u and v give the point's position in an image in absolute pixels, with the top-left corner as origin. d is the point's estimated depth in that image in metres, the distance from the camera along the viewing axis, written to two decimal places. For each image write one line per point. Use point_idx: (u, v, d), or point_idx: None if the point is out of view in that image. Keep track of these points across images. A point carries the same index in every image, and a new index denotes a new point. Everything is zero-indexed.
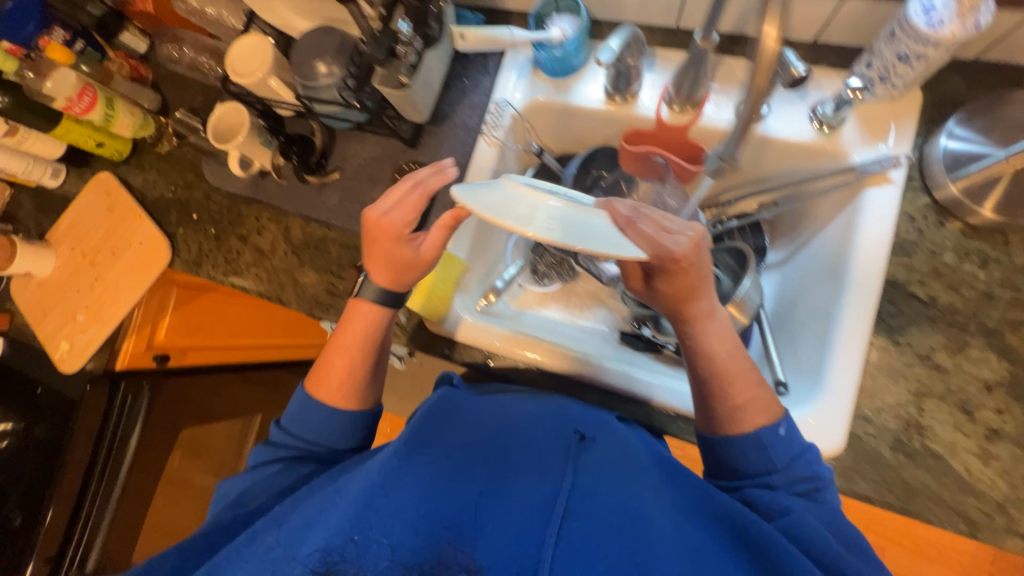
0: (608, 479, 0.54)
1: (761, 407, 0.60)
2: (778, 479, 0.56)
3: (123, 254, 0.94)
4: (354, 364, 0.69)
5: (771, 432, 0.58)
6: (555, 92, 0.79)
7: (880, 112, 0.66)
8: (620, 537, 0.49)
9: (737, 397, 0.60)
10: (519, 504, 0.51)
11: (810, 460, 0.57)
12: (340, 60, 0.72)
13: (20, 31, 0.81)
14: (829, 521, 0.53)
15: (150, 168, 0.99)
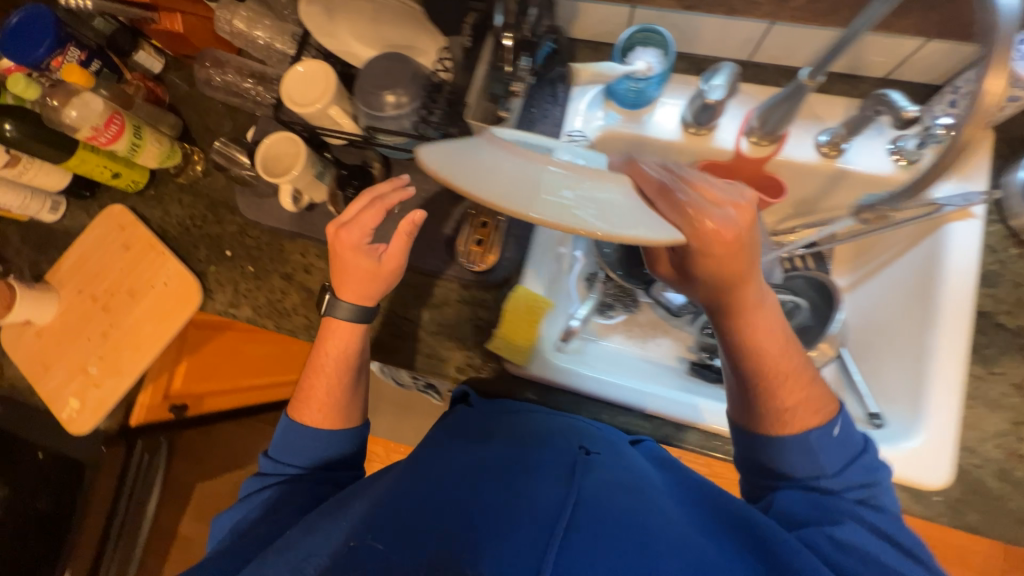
0: (631, 492, 0.51)
1: (812, 405, 0.56)
2: (828, 485, 0.54)
3: (142, 296, 0.84)
4: (332, 384, 0.68)
5: (821, 434, 0.55)
6: (628, 123, 0.78)
7: (958, 148, 0.68)
8: (623, 534, 0.46)
9: (788, 400, 0.56)
10: (529, 518, 0.47)
11: (868, 461, 0.55)
12: (414, 90, 0.67)
13: (31, 52, 0.73)
14: (870, 529, 0.51)
15: (172, 200, 0.90)
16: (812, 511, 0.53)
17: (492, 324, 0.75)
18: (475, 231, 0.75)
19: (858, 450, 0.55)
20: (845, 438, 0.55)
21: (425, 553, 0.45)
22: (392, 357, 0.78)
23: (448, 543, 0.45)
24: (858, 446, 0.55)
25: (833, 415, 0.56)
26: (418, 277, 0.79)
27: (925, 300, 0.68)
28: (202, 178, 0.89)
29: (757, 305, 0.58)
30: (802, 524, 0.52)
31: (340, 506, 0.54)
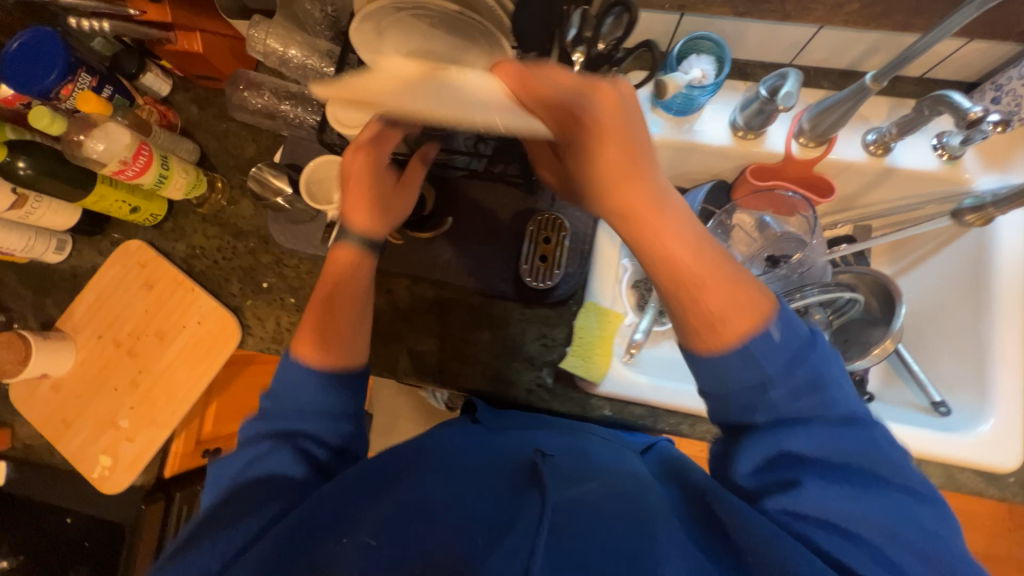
0: (603, 485, 0.48)
1: (738, 307, 0.44)
2: (775, 396, 0.43)
3: (173, 338, 0.79)
4: (347, 320, 0.56)
5: (763, 342, 0.43)
6: (678, 129, 0.76)
7: (998, 143, 0.72)
8: (627, 531, 0.42)
9: (715, 309, 0.44)
10: (495, 501, 0.45)
11: (814, 361, 0.43)
12: None
13: (39, 82, 0.66)
14: (835, 449, 0.42)
15: (195, 232, 0.83)
16: (763, 476, 0.44)
17: (558, 342, 0.74)
18: (538, 248, 0.74)
19: (800, 343, 0.44)
20: (787, 340, 0.43)
21: (422, 553, 0.40)
22: (456, 383, 0.75)
23: (428, 539, 0.41)
24: (799, 337, 0.44)
25: (766, 316, 0.44)
26: (475, 298, 0.77)
27: (978, 289, 0.70)
28: (226, 207, 0.84)
29: (653, 204, 0.44)
30: (795, 465, 0.43)
31: (365, 499, 0.45)
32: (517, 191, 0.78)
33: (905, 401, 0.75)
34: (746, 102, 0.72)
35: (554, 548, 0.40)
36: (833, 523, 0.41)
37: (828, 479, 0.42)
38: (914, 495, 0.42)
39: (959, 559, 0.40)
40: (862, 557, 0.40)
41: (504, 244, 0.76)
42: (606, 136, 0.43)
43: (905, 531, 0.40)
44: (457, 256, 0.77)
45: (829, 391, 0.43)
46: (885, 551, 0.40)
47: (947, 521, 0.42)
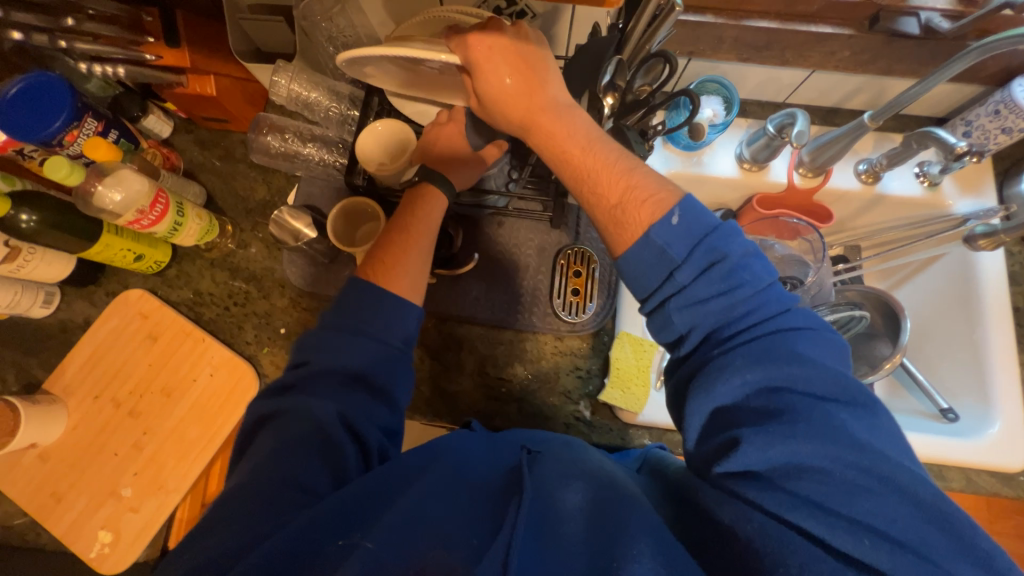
0: (579, 477, 0.46)
1: (637, 196, 0.50)
2: (682, 280, 0.47)
3: (181, 393, 0.73)
4: (421, 250, 0.60)
5: (663, 229, 0.48)
6: (688, 163, 0.81)
7: (970, 171, 0.80)
8: (603, 537, 0.40)
9: (611, 196, 0.52)
10: (476, 503, 0.43)
11: (714, 239, 0.47)
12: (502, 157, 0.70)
13: (44, 128, 0.62)
14: (759, 354, 0.44)
15: (202, 277, 0.79)
16: (712, 442, 0.44)
17: (593, 373, 0.75)
18: (569, 281, 0.76)
19: (704, 231, 0.48)
20: (685, 224, 0.47)
21: (419, 554, 0.37)
22: (494, 423, 0.73)
23: (422, 542, 0.38)
24: (704, 224, 0.48)
25: (668, 204, 0.49)
26: (506, 334, 0.76)
27: (968, 300, 0.77)
28: (236, 252, 0.80)
29: (541, 108, 0.54)
30: (734, 425, 0.42)
31: (374, 512, 0.41)
32: (542, 225, 0.79)
33: (914, 408, 0.80)
34: (752, 137, 0.78)
35: (535, 557, 0.38)
36: (765, 473, 0.40)
37: (764, 429, 0.40)
38: (849, 403, 0.41)
39: (898, 466, 0.38)
40: (802, 504, 0.38)
41: (532, 278, 0.77)
42: (497, 55, 0.52)
43: (843, 443, 0.39)
44: (485, 292, 0.77)
45: (742, 278, 0.46)
46: (826, 473, 0.38)
47: (890, 432, 0.41)
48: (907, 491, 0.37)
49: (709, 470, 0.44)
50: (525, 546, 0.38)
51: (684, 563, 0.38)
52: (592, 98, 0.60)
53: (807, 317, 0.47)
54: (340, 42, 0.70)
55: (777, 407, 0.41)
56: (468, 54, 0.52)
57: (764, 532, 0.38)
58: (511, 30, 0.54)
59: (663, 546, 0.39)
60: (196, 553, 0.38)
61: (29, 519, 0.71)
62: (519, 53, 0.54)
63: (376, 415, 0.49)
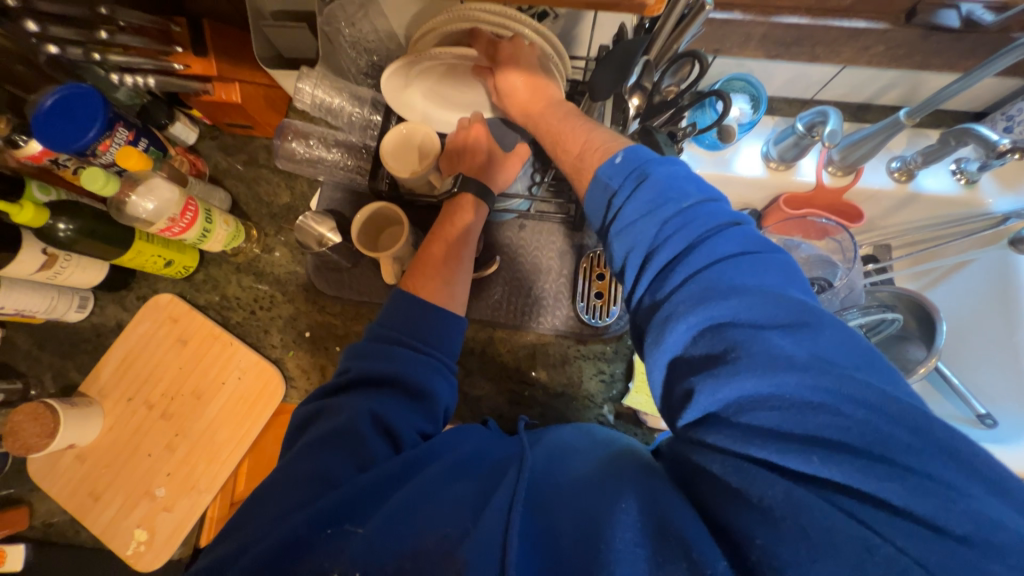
0: (591, 456, 0.46)
1: (594, 145, 0.52)
2: (620, 206, 0.47)
3: (212, 396, 0.75)
4: (450, 258, 0.62)
5: (607, 167, 0.48)
6: (713, 163, 0.79)
7: (1012, 168, 0.76)
8: (596, 503, 0.39)
9: (572, 153, 0.54)
10: (472, 484, 0.42)
11: (644, 167, 0.46)
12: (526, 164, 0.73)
13: (78, 138, 0.64)
14: (695, 283, 0.40)
15: (228, 281, 0.81)
16: (672, 394, 0.40)
17: (617, 376, 0.74)
18: (593, 284, 0.76)
19: (640, 162, 0.47)
20: (627, 162, 0.47)
21: (414, 535, 0.37)
22: (518, 426, 0.73)
23: (425, 524, 0.38)
24: (642, 158, 0.47)
25: (614, 150, 0.49)
26: (529, 337, 0.76)
27: (1007, 303, 0.75)
28: (262, 257, 0.82)
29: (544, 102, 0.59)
30: (688, 372, 0.39)
31: (382, 500, 0.41)
32: (563, 228, 0.79)
33: (950, 414, 0.78)
34: (780, 135, 0.76)
35: (535, 525, 0.39)
36: (718, 412, 0.36)
37: (711, 371, 0.37)
38: (794, 325, 0.37)
39: (851, 376, 0.34)
40: (756, 435, 0.34)
41: (555, 281, 0.77)
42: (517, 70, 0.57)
43: (793, 368, 0.34)
44: (507, 293, 0.76)
45: (676, 211, 0.44)
46: (776, 399, 0.34)
47: (847, 341, 0.36)
48: (867, 401, 0.33)
49: (675, 424, 0.41)
50: (526, 523, 0.38)
51: (675, 513, 0.36)
52: (617, 101, 0.59)
53: (748, 237, 0.43)
54: (362, 46, 0.71)
55: (719, 345, 0.37)
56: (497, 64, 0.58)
57: (728, 473, 0.35)
58: (525, 45, 0.57)
59: (651, 504, 0.37)
60: (226, 552, 0.39)
61: (69, 517, 0.74)
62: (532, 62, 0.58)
63: (413, 420, 0.49)
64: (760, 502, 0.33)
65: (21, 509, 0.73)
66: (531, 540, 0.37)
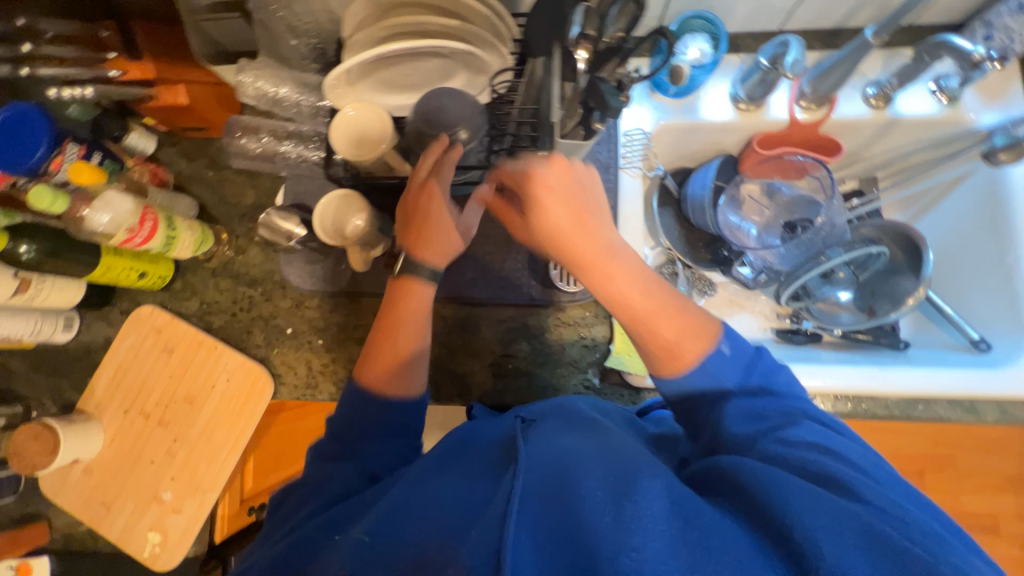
0: (593, 444, 0.45)
1: (690, 337, 0.51)
2: (734, 391, 0.49)
3: (203, 402, 0.76)
4: (407, 340, 0.59)
5: (717, 357, 0.50)
6: (679, 112, 0.77)
7: (995, 80, 0.72)
8: (602, 488, 0.39)
9: (662, 328, 0.51)
10: (484, 485, 0.44)
11: (761, 366, 0.51)
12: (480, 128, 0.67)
13: (27, 156, 0.63)
14: (770, 402, 0.48)
15: (207, 287, 0.81)
16: (756, 425, 0.46)
17: (599, 340, 0.73)
18: None
19: (750, 356, 0.51)
20: (736, 352, 0.50)
21: (413, 543, 0.39)
22: (506, 398, 0.74)
23: (422, 528, 0.40)
24: (749, 350, 0.52)
25: (714, 335, 0.51)
26: (507, 311, 0.76)
27: (998, 224, 0.72)
28: (235, 258, 0.82)
29: (607, 250, 0.54)
30: (793, 420, 0.45)
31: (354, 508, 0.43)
32: None
33: (943, 343, 0.77)
34: (746, 73, 0.73)
35: (541, 508, 0.39)
36: (810, 457, 0.41)
37: (825, 433, 0.43)
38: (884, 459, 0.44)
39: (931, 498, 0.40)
40: (844, 464, 0.40)
41: (525, 252, 0.75)
42: (573, 189, 0.55)
43: (837, 445, 0.42)
44: (482, 270, 0.75)
45: (771, 395, 0.49)
46: (870, 472, 0.40)
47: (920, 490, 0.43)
48: (890, 474, 0.41)
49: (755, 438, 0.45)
50: (524, 505, 0.39)
51: (701, 510, 0.37)
52: (562, 54, 0.57)
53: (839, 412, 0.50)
54: (297, 28, 0.68)
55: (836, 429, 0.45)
56: (553, 194, 0.55)
57: (797, 487, 0.37)
58: (573, 167, 0.56)
59: (677, 506, 0.37)
60: None
61: (85, 527, 0.77)
62: (583, 186, 0.56)
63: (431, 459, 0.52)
64: (823, 521, 0.34)
65: (40, 523, 0.77)
66: (534, 530, 0.37)
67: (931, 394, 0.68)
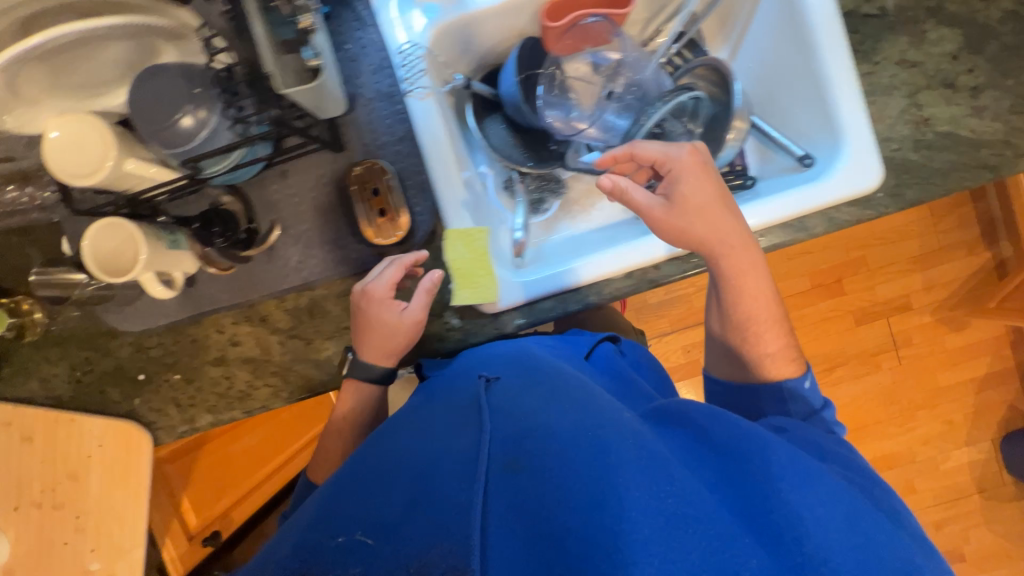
0: (555, 405, 0.50)
1: (788, 355, 0.66)
2: (795, 410, 0.63)
3: (86, 475, 0.74)
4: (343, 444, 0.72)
5: (799, 382, 0.64)
6: (451, 7, 0.68)
7: None
8: (581, 461, 0.42)
9: (765, 345, 0.66)
10: (456, 463, 0.46)
11: (824, 416, 0.63)
12: (202, 101, 0.56)
13: None
14: (784, 420, 0.59)
15: (37, 363, 0.74)
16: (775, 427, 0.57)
17: (445, 281, 0.71)
18: (371, 204, 0.68)
19: (812, 404, 0.63)
20: (812, 391, 0.64)
21: (413, 545, 0.39)
22: (377, 363, 0.73)
23: (412, 520, 0.42)
24: (816, 398, 0.64)
25: (803, 371, 0.65)
26: (348, 282, 0.72)
27: (797, 29, 0.68)
28: (54, 325, 0.73)
29: (725, 242, 0.63)
30: (801, 431, 0.56)
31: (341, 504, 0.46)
32: (329, 153, 0.69)
33: (779, 168, 0.77)
34: None
35: (511, 484, 0.43)
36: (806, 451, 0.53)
37: (836, 446, 0.56)
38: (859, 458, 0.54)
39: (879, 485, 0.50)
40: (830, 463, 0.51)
41: (343, 217, 0.70)
42: (724, 193, 0.64)
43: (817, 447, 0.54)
44: (307, 251, 0.70)
45: (825, 426, 0.61)
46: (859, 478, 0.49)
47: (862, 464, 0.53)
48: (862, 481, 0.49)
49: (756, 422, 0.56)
50: (507, 498, 0.42)
51: (681, 472, 0.42)
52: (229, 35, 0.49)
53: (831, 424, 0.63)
54: None
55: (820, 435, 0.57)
56: (690, 192, 0.63)
57: (790, 465, 0.43)
58: (695, 152, 0.65)
59: (657, 467, 0.41)
60: None
61: None
62: (725, 197, 0.64)
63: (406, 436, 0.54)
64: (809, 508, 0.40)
65: None
66: (512, 519, 0.40)
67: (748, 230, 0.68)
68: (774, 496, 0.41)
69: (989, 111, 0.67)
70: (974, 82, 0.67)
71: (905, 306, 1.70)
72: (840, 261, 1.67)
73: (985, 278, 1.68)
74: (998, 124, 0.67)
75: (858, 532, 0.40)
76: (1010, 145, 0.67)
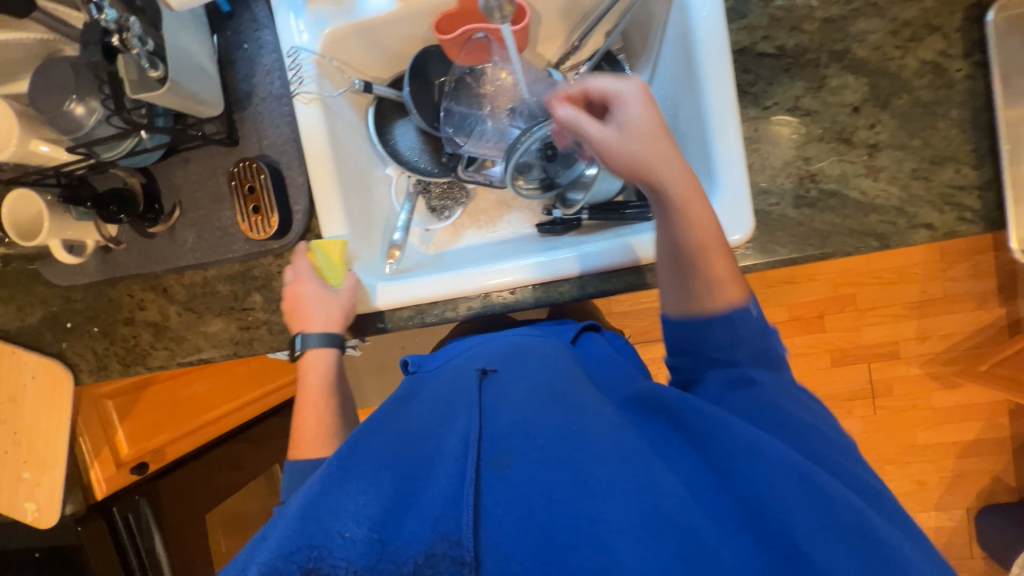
0: (536, 403, 0.50)
1: (740, 282, 0.54)
2: (740, 351, 0.52)
3: (23, 398, 0.87)
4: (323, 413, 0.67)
5: (747, 316, 0.54)
6: (341, 14, 0.71)
7: None
8: (569, 465, 0.43)
9: (715, 271, 0.54)
10: (446, 454, 0.46)
11: (774, 347, 0.54)
12: (88, 89, 0.61)
13: None
14: (732, 371, 0.51)
15: None
16: (730, 387, 0.51)
17: None
18: (247, 199, 0.73)
19: (760, 333, 0.54)
20: (755, 317, 0.54)
21: (415, 538, 0.40)
22: (255, 347, 0.79)
23: (411, 511, 0.41)
24: (761, 328, 0.54)
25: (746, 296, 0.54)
26: (237, 267, 0.78)
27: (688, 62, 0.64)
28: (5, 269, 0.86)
29: (690, 184, 0.54)
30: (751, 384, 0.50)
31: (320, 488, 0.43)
32: (223, 148, 0.74)
33: None
34: None
35: (502, 478, 0.43)
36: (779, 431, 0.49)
37: (798, 397, 0.50)
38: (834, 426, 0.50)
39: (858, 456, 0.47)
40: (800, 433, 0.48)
41: (231, 208, 0.75)
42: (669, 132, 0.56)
43: (789, 410, 0.49)
44: (198, 235, 0.76)
45: (782, 362, 0.53)
46: (831, 445, 0.46)
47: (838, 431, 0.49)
48: (843, 451, 0.46)
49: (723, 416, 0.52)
50: (500, 494, 0.42)
51: (665, 481, 0.41)
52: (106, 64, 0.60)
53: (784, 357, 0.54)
54: None
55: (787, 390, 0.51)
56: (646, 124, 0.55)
57: (776, 464, 0.41)
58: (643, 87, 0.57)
59: (641, 478, 0.41)
60: None
61: None
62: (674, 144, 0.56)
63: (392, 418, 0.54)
64: (797, 500, 0.39)
65: None
66: (513, 517, 0.40)
67: (612, 265, 0.68)
68: (760, 499, 0.39)
69: (886, 172, 0.61)
70: (874, 139, 0.61)
71: (892, 354, 1.56)
72: (826, 297, 1.55)
73: (994, 337, 1.51)
74: (895, 188, 0.60)
75: (847, 520, 0.38)
76: (904, 213, 0.60)
